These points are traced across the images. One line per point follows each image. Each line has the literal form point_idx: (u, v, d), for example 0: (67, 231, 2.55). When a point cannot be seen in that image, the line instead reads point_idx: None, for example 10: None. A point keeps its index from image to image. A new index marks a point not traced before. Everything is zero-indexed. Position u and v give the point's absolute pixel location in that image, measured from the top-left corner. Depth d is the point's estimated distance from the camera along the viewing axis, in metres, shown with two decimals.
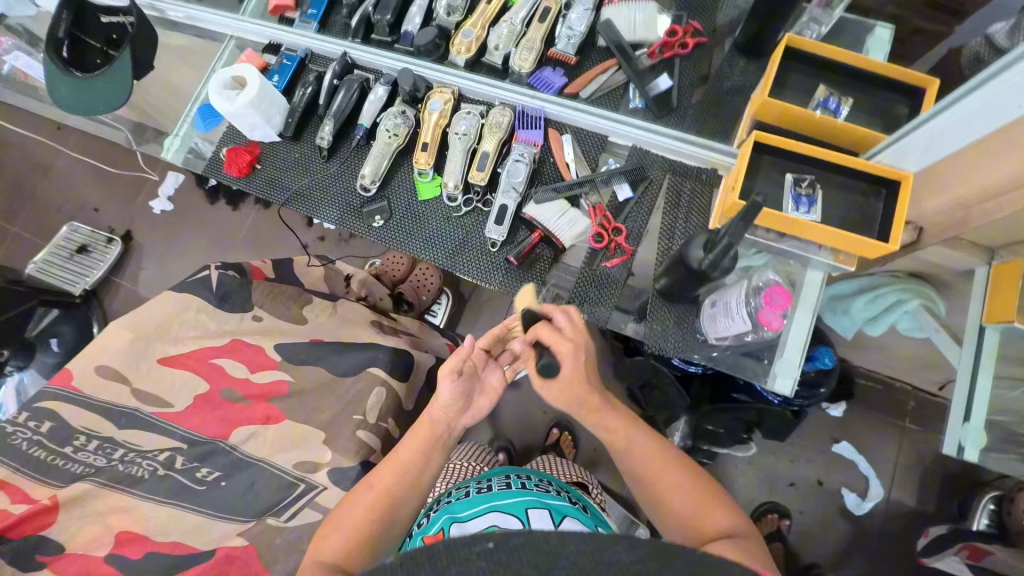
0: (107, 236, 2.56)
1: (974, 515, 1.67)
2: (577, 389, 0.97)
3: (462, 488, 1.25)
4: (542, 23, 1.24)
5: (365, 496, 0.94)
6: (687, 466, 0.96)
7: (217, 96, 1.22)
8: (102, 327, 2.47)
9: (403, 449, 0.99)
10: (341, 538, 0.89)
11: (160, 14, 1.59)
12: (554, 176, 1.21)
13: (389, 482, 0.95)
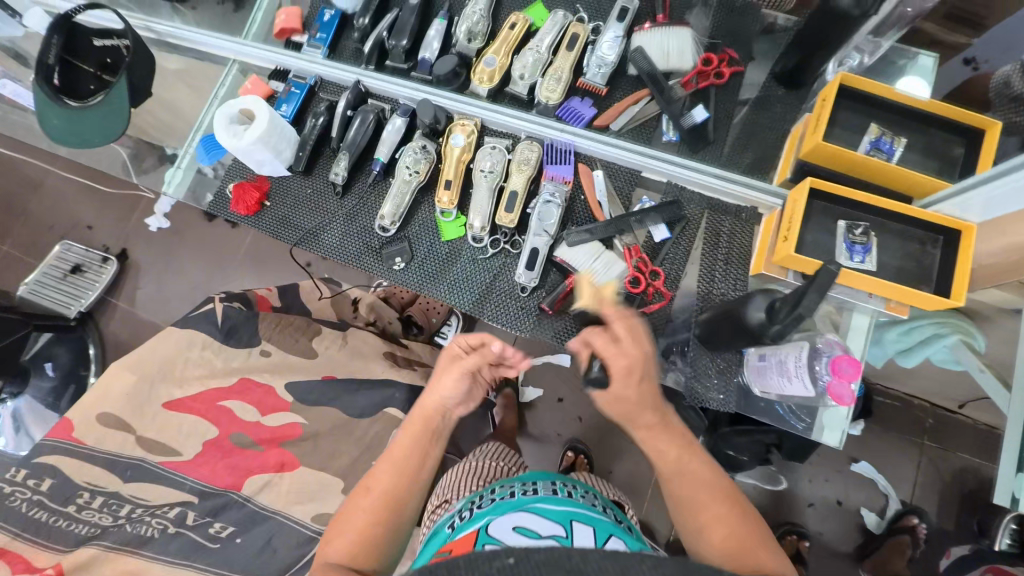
0: (102, 256, 2.47)
1: (997, 534, 1.57)
2: (634, 400, 0.88)
3: (505, 485, 1.12)
4: (569, 51, 1.17)
5: (366, 498, 0.86)
6: (737, 495, 0.85)
7: (223, 133, 1.14)
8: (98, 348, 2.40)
9: (400, 443, 0.92)
10: (345, 542, 0.82)
11: (157, 36, 1.49)
12: (585, 215, 1.15)
13: (388, 481, 0.87)
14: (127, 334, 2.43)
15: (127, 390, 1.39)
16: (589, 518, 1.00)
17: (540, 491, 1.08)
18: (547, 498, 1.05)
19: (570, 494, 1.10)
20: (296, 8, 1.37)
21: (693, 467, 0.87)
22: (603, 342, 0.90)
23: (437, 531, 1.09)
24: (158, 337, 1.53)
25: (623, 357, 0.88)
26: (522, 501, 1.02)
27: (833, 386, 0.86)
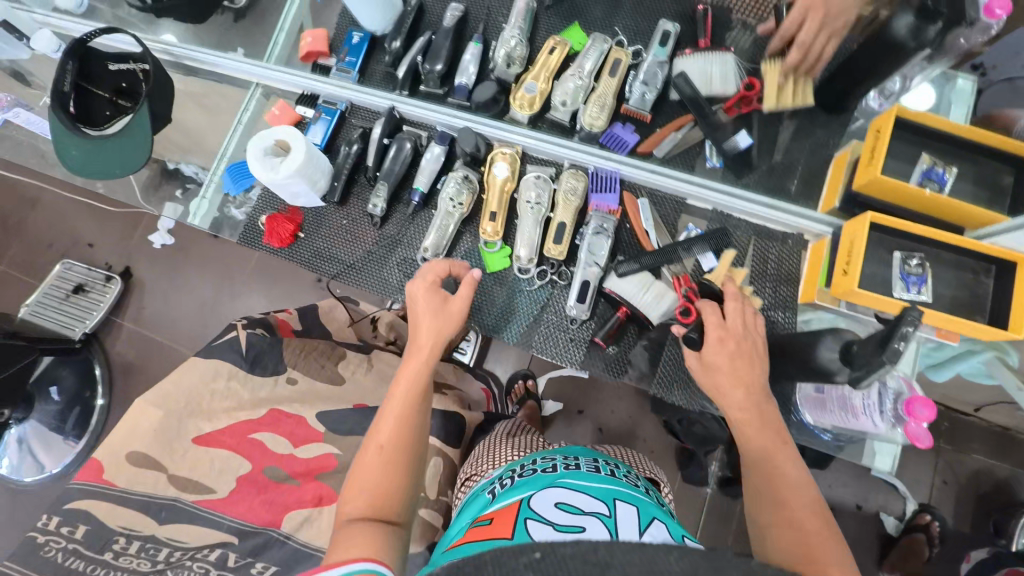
0: (105, 275, 2.29)
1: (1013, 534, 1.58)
2: (728, 373, 0.94)
3: (547, 459, 1.17)
4: (612, 77, 1.16)
5: (375, 453, 0.93)
6: (817, 502, 0.83)
7: (260, 167, 1.10)
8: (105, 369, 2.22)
9: (396, 395, 0.99)
10: (365, 493, 0.89)
11: (175, 58, 1.44)
12: (631, 245, 1.13)
13: (392, 431, 0.95)
14: (136, 355, 2.25)
15: (154, 427, 1.34)
16: (632, 498, 1.02)
17: (582, 467, 1.14)
18: (592, 476, 1.09)
19: (613, 473, 1.16)
20: (322, 31, 1.33)
21: (778, 465, 0.87)
22: (714, 316, 0.97)
23: (478, 494, 1.16)
24: (181, 370, 1.49)
25: (729, 336, 0.96)
26: (565, 478, 1.07)
27: (912, 428, 0.80)
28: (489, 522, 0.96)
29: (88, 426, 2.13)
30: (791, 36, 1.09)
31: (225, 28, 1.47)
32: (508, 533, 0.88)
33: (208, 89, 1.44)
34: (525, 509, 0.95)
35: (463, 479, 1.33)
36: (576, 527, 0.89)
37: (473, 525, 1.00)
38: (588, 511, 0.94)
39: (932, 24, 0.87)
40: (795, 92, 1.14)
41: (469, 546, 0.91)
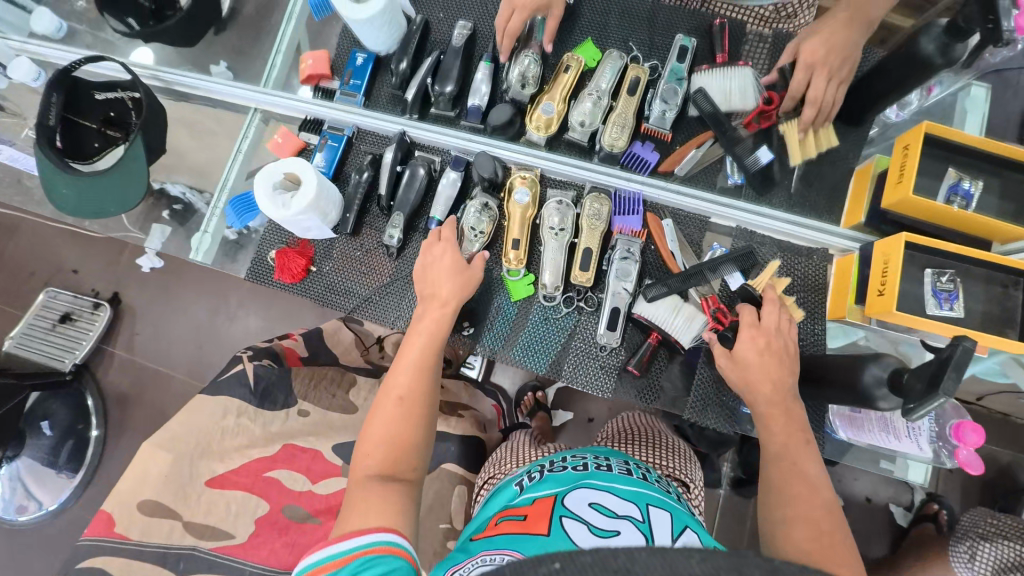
0: (93, 301, 2.13)
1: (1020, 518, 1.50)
2: (760, 369, 0.94)
3: (578, 457, 1.11)
4: (631, 95, 1.13)
5: (392, 409, 0.94)
6: (828, 501, 0.83)
7: (272, 206, 1.04)
8: (98, 398, 2.07)
9: (410, 349, 1.00)
10: (382, 447, 0.90)
11: (168, 86, 1.38)
12: (658, 267, 1.11)
13: (409, 387, 0.96)
14: (131, 385, 2.11)
15: (163, 472, 1.28)
16: (666, 503, 0.97)
17: (614, 468, 1.07)
18: (624, 477, 1.03)
19: (646, 476, 1.07)
20: (323, 52, 1.29)
21: (799, 465, 0.87)
22: (748, 316, 0.98)
23: (505, 487, 1.12)
24: (189, 407, 1.44)
25: (766, 339, 0.96)
26: (596, 476, 1.02)
27: (960, 453, 0.80)
28: (522, 517, 0.93)
29: (84, 459, 1.98)
30: (800, 95, 1.09)
31: (219, 53, 1.41)
32: (544, 531, 0.87)
33: (204, 117, 1.38)
34: (559, 506, 0.93)
35: (484, 480, 1.28)
36: (611, 530, 0.86)
37: (501, 516, 0.99)
38: (622, 514, 0.90)
39: (962, 40, 0.84)
40: (818, 139, 1.14)
41: (501, 538, 0.89)
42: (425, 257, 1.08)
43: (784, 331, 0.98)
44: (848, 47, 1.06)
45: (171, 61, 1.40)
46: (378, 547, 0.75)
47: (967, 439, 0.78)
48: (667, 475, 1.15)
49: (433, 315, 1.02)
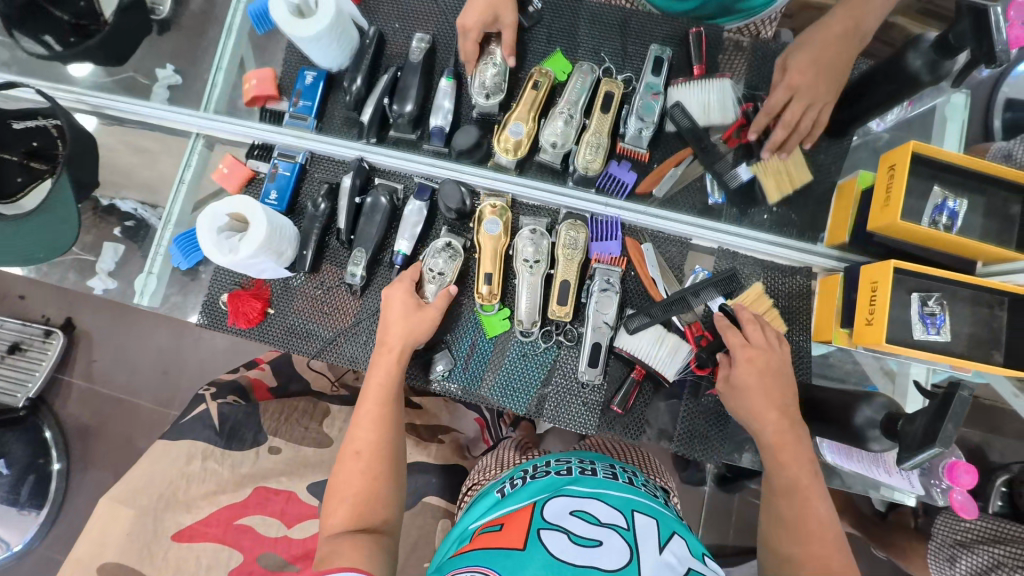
0: (43, 329, 1.90)
1: (985, 496, 1.29)
2: (756, 398, 0.90)
3: (561, 460, 0.95)
4: (605, 112, 1.05)
5: (354, 463, 0.87)
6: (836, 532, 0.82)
7: (220, 253, 0.95)
8: (57, 429, 1.89)
9: (368, 398, 0.94)
10: (346, 502, 0.84)
11: (102, 113, 1.27)
12: (640, 295, 1.06)
13: (371, 440, 0.89)
14: (93, 416, 1.92)
15: (126, 528, 1.25)
16: (654, 509, 0.83)
17: (599, 472, 0.91)
18: (610, 484, 0.87)
19: (634, 480, 0.92)
20: (268, 69, 1.18)
21: (803, 492, 0.84)
22: (737, 336, 0.95)
23: (484, 492, 0.97)
24: (152, 454, 1.36)
25: (763, 359, 0.93)
26: (582, 482, 0.87)
27: (956, 496, 0.81)
28: (499, 528, 0.79)
29: (47, 495, 1.81)
30: (778, 112, 1.04)
31: (165, 65, 1.29)
32: (520, 547, 0.72)
33: (145, 144, 1.27)
34: (538, 517, 0.77)
35: (467, 487, 1.15)
36: (594, 540, 0.72)
37: (478, 528, 0.83)
38: (606, 522, 0.76)
39: (950, 57, 0.83)
40: (792, 177, 1.09)
41: (476, 555, 0.74)
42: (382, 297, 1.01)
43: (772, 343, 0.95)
44: (830, 62, 0.99)
45: (103, 83, 1.28)
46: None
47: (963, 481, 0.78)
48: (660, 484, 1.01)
49: (385, 363, 0.96)
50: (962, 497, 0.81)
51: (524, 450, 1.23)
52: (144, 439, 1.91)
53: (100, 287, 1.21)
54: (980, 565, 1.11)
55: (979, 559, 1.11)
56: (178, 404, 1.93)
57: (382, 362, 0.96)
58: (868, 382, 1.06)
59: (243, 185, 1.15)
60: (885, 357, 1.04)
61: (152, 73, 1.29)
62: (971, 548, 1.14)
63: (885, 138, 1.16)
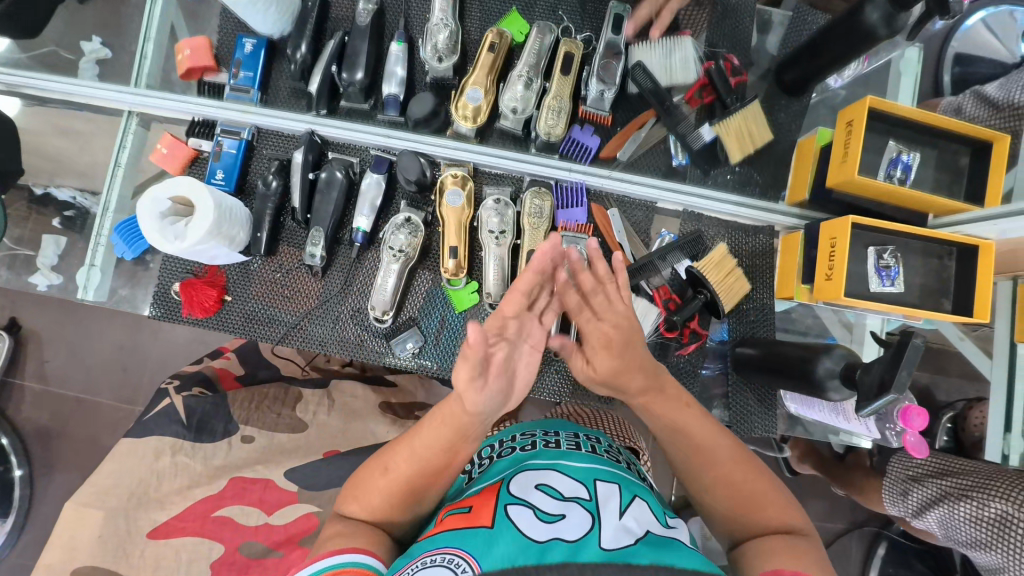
0: None
1: (931, 433, 1.39)
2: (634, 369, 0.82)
3: (526, 434, 0.95)
4: (566, 74, 1.02)
5: (382, 480, 0.79)
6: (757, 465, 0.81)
7: (167, 241, 0.89)
8: (13, 435, 1.80)
9: (423, 433, 0.79)
10: (361, 504, 0.79)
11: (20, 93, 1.15)
12: (606, 260, 1.06)
13: (404, 471, 0.79)
14: (51, 418, 1.83)
15: (96, 530, 1.21)
16: (616, 475, 0.83)
17: (562, 444, 0.90)
18: (573, 454, 0.87)
19: (596, 448, 0.92)
20: (202, 38, 1.09)
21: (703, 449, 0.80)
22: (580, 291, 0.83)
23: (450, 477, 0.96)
24: (117, 453, 1.31)
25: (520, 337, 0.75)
26: (542, 456, 0.86)
27: (908, 440, 0.86)
28: (468, 511, 0.77)
29: (11, 502, 1.75)
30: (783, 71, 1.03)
31: (88, 38, 1.18)
32: (487, 524, 0.72)
33: (74, 126, 1.16)
34: (504, 493, 0.77)
35: None
36: (557, 514, 0.73)
37: (443, 512, 0.81)
38: (570, 496, 0.76)
39: (906, 10, 0.85)
40: (754, 136, 1.07)
41: (441, 539, 0.73)
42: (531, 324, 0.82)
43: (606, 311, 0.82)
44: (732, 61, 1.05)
45: (17, 59, 1.16)
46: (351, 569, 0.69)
47: (914, 424, 0.83)
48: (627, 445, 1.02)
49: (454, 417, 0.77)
50: (915, 439, 0.87)
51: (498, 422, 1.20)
52: (109, 437, 1.84)
53: (44, 283, 1.12)
54: (929, 497, 1.16)
55: (929, 491, 1.16)
56: (142, 400, 1.86)
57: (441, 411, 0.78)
58: (827, 335, 1.11)
59: (184, 166, 1.07)
60: (842, 310, 1.08)
61: (75, 47, 1.18)
62: (923, 482, 1.19)
63: (842, 95, 1.17)
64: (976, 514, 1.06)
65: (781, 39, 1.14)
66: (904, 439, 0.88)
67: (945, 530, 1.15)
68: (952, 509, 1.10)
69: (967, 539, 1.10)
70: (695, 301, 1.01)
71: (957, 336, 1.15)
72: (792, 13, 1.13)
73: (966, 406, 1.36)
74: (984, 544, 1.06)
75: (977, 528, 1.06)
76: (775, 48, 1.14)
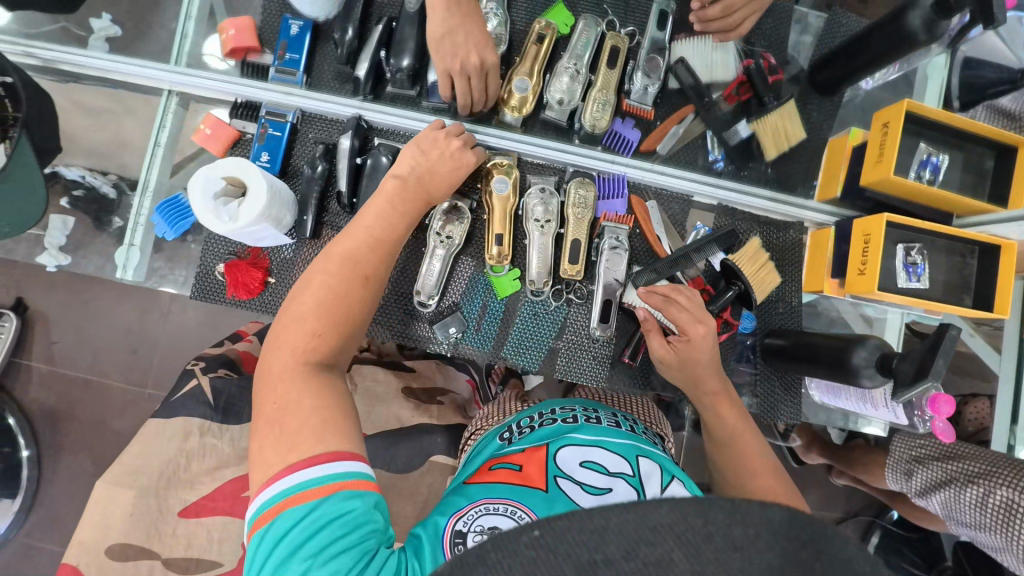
0: None
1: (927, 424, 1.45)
2: (702, 364, 0.94)
3: (564, 407, 0.97)
4: (612, 68, 1.05)
5: (337, 285, 0.81)
6: (787, 489, 0.88)
7: (219, 222, 0.89)
8: (19, 416, 1.78)
9: (375, 220, 0.88)
10: (323, 318, 0.78)
11: (50, 66, 1.14)
12: (643, 250, 1.09)
13: (362, 265, 0.84)
14: (59, 399, 1.82)
15: (128, 508, 1.20)
16: (658, 457, 0.86)
17: (603, 421, 0.93)
18: (614, 432, 0.89)
19: (635, 428, 0.95)
20: (246, 18, 1.09)
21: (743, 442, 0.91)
22: (676, 305, 0.95)
23: (487, 438, 0.97)
24: (144, 434, 1.30)
25: (703, 326, 0.94)
26: (586, 431, 0.88)
27: (937, 425, 0.92)
28: (516, 467, 0.81)
29: (20, 482, 1.74)
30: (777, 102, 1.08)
31: (100, 15, 1.16)
32: (541, 487, 0.76)
33: (107, 105, 1.15)
34: (553, 464, 0.80)
35: (469, 434, 1.14)
36: (604, 488, 0.77)
37: (487, 464, 0.86)
38: (615, 471, 0.80)
39: (948, 18, 0.87)
40: (789, 134, 1.10)
41: (500, 487, 0.77)
42: (670, 306, 0.95)
43: (701, 313, 0.95)
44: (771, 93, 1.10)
45: (47, 33, 1.14)
46: (363, 483, 0.66)
47: (942, 411, 0.89)
48: (656, 430, 1.02)
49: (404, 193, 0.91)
50: (942, 424, 0.92)
51: (522, 400, 1.20)
52: (119, 419, 1.84)
53: (52, 263, 1.12)
54: (932, 479, 1.17)
55: (932, 473, 1.17)
56: (153, 382, 1.85)
57: (401, 191, 0.91)
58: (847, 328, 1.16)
59: (227, 148, 1.08)
60: (861, 304, 1.13)
61: (86, 24, 1.15)
62: (926, 463, 1.20)
63: (870, 97, 1.21)
64: (982, 499, 1.06)
65: (815, 40, 1.17)
66: (931, 425, 0.95)
67: (947, 510, 1.16)
68: (959, 492, 1.11)
69: (971, 521, 1.11)
70: (729, 292, 1.04)
71: (968, 333, 1.18)
72: (827, 15, 1.16)
73: (962, 401, 1.42)
74: (987, 527, 1.07)
75: (982, 513, 1.07)
76: (810, 48, 1.17)
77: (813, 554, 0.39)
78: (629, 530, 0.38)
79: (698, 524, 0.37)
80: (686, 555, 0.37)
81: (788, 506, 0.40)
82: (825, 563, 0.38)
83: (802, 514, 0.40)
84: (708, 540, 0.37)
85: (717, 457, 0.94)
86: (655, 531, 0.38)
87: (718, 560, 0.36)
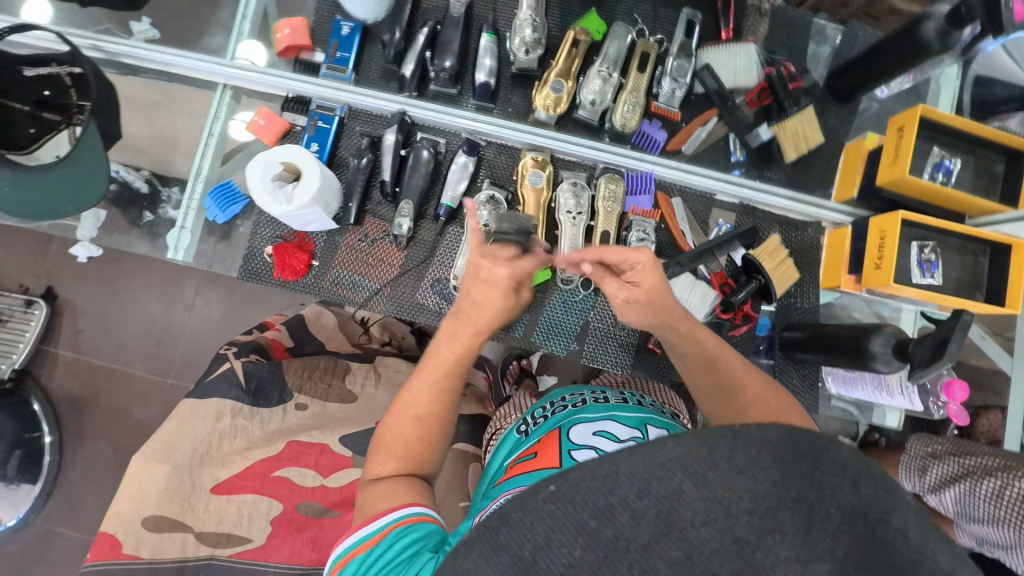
0: (24, 300, 1.82)
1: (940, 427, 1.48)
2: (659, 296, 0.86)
3: (574, 394, 1.01)
4: (642, 72, 1.12)
5: (414, 425, 0.80)
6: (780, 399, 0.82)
7: (277, 204, 0.95)
8: (45, 402, 1.82)
9: (445, 352, 0.84)
10: (398, 454, 0.79)
11: (114, 60, 1.21)
12: (667, 244, 1.14)
13: (429, 405, 0.81)
14: (84, 386, 1.87)
15: (162, 483, 1.24)
16: (663, 421, 0.92)
17: (610, 399, 0.98)
18: (621, 407, 0.95)
19: (641, 401, 1.00)
20: (299, 18, 1.16)
21: None
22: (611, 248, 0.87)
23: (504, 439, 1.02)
24: (179, 412, 1.34)
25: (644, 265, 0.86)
26: (593, 409, 0.93)
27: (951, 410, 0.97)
28: (532, 457, 0.85)
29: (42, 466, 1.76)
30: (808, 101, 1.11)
31: (140, 19, 1.22)
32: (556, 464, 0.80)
33: (162, 97, 1.22)
34: (565, 439, 0.85)
35: (489, 436, 1.19)
36: None
37: (511, 462, 0.90)
38: (626, 438, 0.85)
39: (959, 28, 0.92)
40: (808, 137, 1.17)
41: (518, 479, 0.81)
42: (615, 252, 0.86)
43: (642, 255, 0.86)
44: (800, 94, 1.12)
45: (110, 29, 1.21)
46: (408, 518, 0.69)
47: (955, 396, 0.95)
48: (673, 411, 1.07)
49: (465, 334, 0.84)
50: (955, 409, 0.97)
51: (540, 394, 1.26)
52: (140, 408, 1.88)
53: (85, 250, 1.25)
54: (948, 474, 1.17)
55: (947, 468, 1.17)
56: (176, 373, 1.90)
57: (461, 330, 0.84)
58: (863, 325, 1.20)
59: (277, 138, 1.15)
60: (876, 302, 1.17)
61: (127, 27, 1.21)
62: (942, 459, 1.20)
63: (885, 106, 1.27)
64: (998, 493, 1.05)
65: (832, 51, 1.24)
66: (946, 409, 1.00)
67: (959, 508, 1.14)
68: (973, 486, 1.10)
69: (982, 516, 1.09)
70: (750, 285, 1.09)
71: (979, 335, 1.23)
72: (844, 28, 1.23)
73: None
74: (1001, 522, 1.06)
75: (996, 506, 1.06)
76: (828, 59, 1.24)
77: (812, 462, 0.39)
78: (640, 470, 0.38)
79: (702, 454, 0.38)
80: (694, 486, 0.37)
81: (783, 424, 0.41)
82: (823, 471, 0.39)
83: (797, 432, 0.41)
84: (714, 467, 0.38)
85: (702, 389, 0.85)
86: (663, 467, 0.38)
87: (725, 483, 0.37)
